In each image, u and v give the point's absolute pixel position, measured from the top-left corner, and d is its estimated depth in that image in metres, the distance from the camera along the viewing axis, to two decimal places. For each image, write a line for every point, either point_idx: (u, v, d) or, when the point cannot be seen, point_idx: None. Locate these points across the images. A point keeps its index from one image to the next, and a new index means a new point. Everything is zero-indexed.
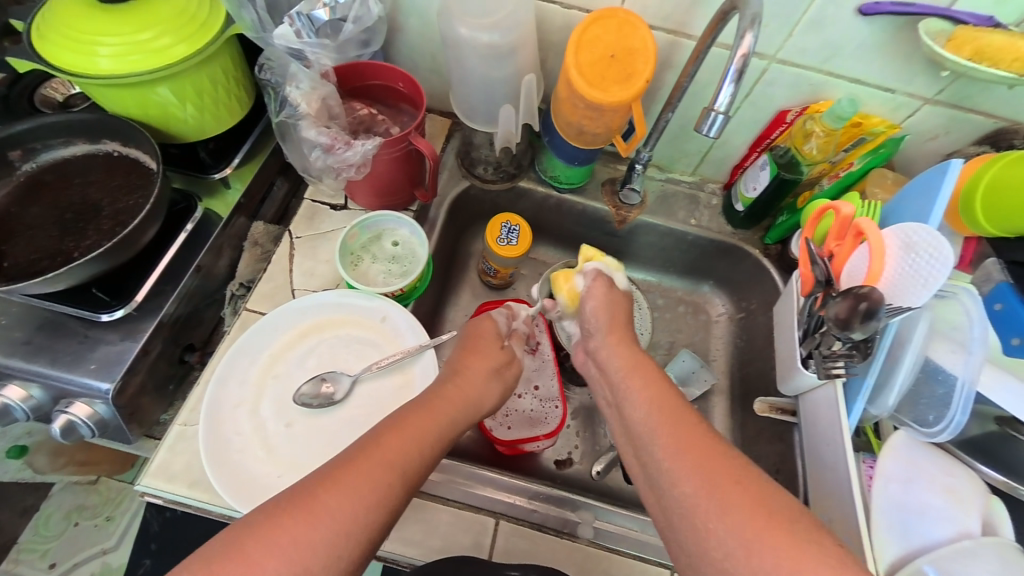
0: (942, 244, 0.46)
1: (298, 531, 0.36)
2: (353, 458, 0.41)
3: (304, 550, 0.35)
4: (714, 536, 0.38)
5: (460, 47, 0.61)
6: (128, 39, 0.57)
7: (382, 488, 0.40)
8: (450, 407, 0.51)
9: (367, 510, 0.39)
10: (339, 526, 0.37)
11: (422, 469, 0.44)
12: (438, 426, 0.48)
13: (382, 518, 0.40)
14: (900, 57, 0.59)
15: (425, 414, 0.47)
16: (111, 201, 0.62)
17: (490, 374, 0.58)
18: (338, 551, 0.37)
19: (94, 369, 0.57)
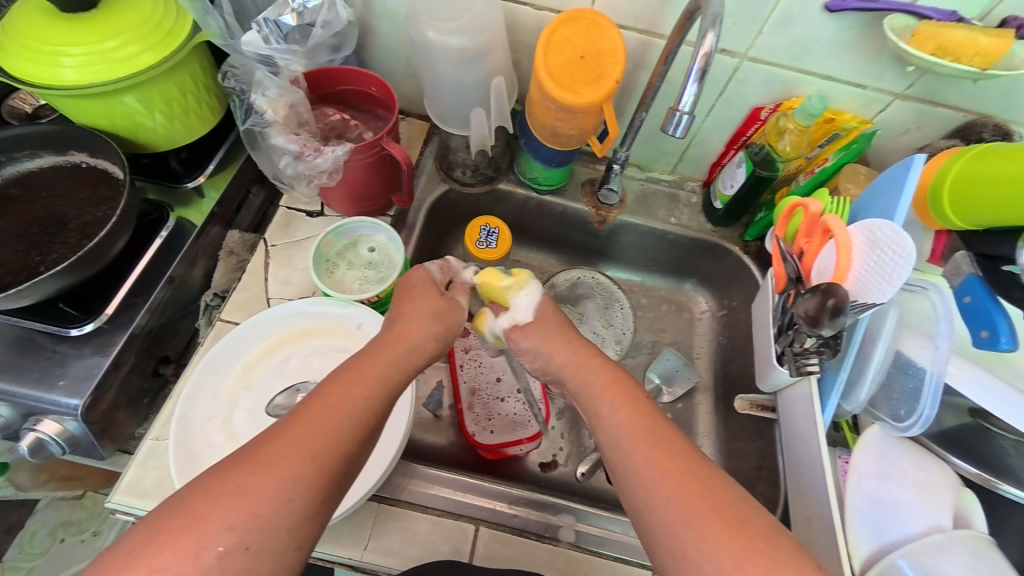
0: (905, 241, 0.46)
1: (240, 479, 0.36)
2: (298, 413, 0.41)
3: (249, 496, 0.36)
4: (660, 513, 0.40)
5: (430, 51, 0.60)
6: (92, 48, 0.56)
7: (327, 433, 0.40)
8: (393, 351, 0.48)
9: (315, 455, 0.38)
10: (286, 471, 0.37)
11: (372, 413, 0.43)
12: (386, 372, 0.46)
13: (334, 465, 0.39)
14: (868, 53, 0.60)
15: (370, 361, 0.46)
16: (79, 213, 0.61)
17: (428, 318, 0.52)
18: (289, 499, 0.37)
19: (63, 386, 0.57)
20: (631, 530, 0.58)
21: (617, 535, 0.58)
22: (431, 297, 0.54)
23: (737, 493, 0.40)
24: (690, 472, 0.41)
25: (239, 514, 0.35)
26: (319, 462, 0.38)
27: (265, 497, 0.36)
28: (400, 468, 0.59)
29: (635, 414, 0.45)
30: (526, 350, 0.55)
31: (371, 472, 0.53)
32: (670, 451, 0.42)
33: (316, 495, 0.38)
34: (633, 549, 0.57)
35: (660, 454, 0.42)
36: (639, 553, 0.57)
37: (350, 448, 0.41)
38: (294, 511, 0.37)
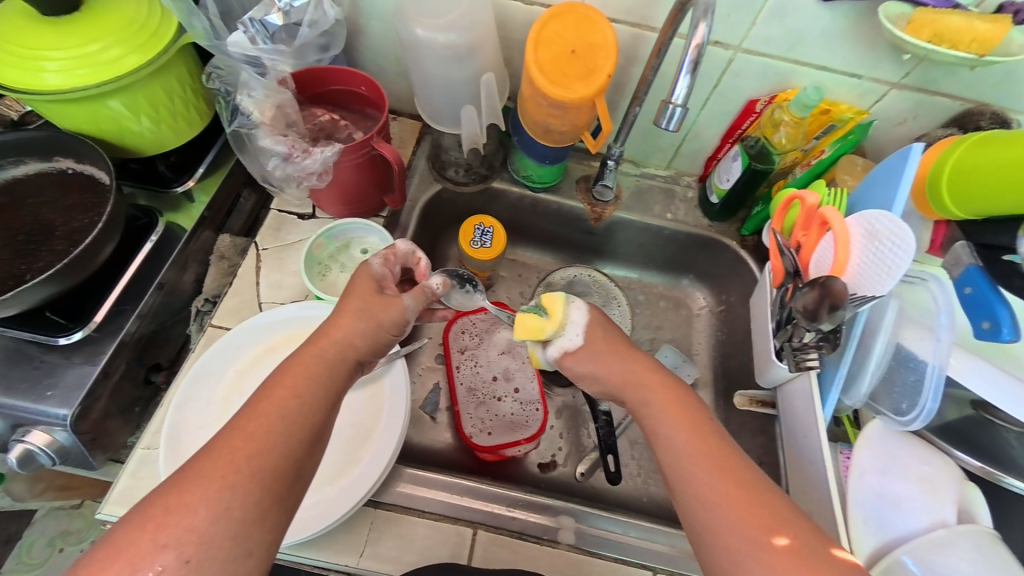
0: (903, 231, 0.45)
1: (172, 499, 0.34)
2: (234, 421, 0.39)
3: (182, 512, 0.34)
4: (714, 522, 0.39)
5: (419, 48, 0.60)
6: (75, 52, 0.55)
7: (261, 438, 0.38)
8: (329, 342, 0.45)
9: (251, 461, 0.37)
10: (218, 482, 0.35)
11: (312, 412, 0.40)
12: (324, 368, 0.43)
13: (275, 469, 0.37)
14: (864, 43, 0.59)
15: (308, 356, 0.43)
16: (66, 220, 0.60)
17: (363, 314, 0.47)
18: (231, 509, 0.35)
19: (51, 397, 0.56)
20: (632, 530, 0.57)
21: (617, 536, 0.57)
22: (369, 294, 0.48)
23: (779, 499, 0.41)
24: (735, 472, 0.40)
25: (174, 531, 0.33)
26: (258, 467, 0.37)
27: (199, 512, 0.34)
28: (396, 473, 0.58)
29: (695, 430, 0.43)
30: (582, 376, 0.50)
31: (366, 478, 0.53)
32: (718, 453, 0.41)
33: (259, 502, 0.36)
34: (633, 549, 0.56)
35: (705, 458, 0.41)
36: (640, 553, 0.56)
37: (293, 450, 0.38)
38: (237, 521, 0.35)
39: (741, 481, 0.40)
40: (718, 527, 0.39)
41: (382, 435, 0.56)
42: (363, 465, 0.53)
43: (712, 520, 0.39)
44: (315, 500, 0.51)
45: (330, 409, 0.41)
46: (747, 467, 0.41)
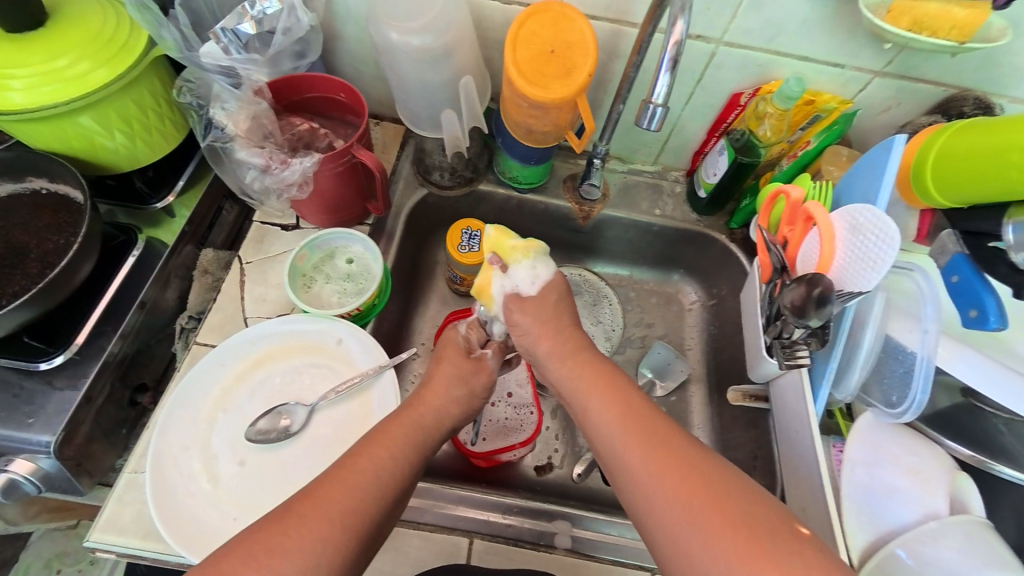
0: (886, 224, 0.45)
1: (273, 538, 0.38)
2: (327, 477, 0.43)
3: (278, 559, 0.37)
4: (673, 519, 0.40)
5: (394, 52, 0.58)
6: (41, 69, 0.53)
7: (356, 495, 0.43)
8: (426, 409, 0.53)
9: (344, 517, 0.41)
10: (313, 534, 0.39)
11: (399, 475, 0.46)
12: (411, 435, 0.50)
13: (360, 527, 0.42)
14: (844, 31, 0.58)
15: (404, 418, 0.51)
16: (39, 242, 0.58)
17: (454, 390, 0.56)
18: (319, 565, 0.38)
19: (32, 424, 0.55)
20: (628, 532, 0.57)
21: (613, 538, 0.57)
22: (455, 358, 0.59)
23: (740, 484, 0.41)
24: (683, 460, 0.42)
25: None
26: (348, 523, 0.41)
27: (292, 561, 0.38)
28: None
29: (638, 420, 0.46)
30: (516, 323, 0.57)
31: None
32: (670, 446, 0.44)
33: (342, 558, 0.40)
34: (630, 551, 0.56)
35: (649, 447, 0.44)
36: (636, 555, 0.56)
37: (380, 508, 0.43)
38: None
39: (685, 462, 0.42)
40: (664, 506, 0.41)
41: None
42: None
43: (662, 507, 0.41)
44: None
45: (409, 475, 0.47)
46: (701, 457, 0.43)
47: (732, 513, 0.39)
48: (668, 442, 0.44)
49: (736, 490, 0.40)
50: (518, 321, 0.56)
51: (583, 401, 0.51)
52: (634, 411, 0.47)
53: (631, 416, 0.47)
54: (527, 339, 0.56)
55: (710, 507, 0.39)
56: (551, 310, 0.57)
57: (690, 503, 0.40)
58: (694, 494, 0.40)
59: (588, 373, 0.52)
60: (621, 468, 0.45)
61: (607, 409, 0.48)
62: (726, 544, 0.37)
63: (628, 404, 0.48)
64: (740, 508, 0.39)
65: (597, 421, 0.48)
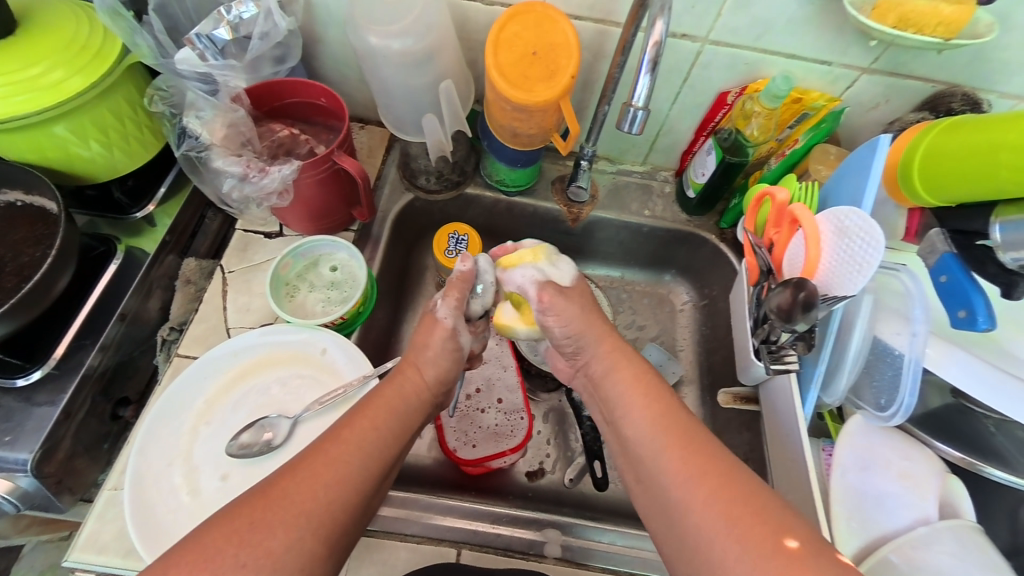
0: (873, 227, 0.44)
1: (256, 514, 0.38)
2: (310, 452, 0.43)
3: (262, 533, 0.37)
4: (695, 526, 0.40)
5: (374, 57, 0.57)
6: (12, 78, 0.52)
7: (341, 470, 0.42)
8: (407, 381, 0.52)
9: (331, 489, 0.41)
10: (298, 508, 0.39)
11: (385, 449, 0.46)
12: (394, 407, 0.49)
13: (346, 500, 0.41)
14: (831, 29, 0.58)
15: (389, 388, 0.50)
16: (14, 255, 0.57)
17: (425, 354, 0.54)
18: (305, 536, 0.38)
19: (10, 441, 0.54)
20: (619, 539, 0.57)
21: (604, 546, 0.56)
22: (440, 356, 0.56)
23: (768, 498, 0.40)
24: (722, 471, 0.42)
25: (252, 551, 0.36)
26: (335, 496, 0.41)
27: (279, 535, 0.37)
28: None
29: (666, 418, 0.47)
30: (557, 307, 0.55)
31: None
32: (711, 458, 0.43)
33: (329, 532, 0.40)
34: (621, 559, 0.56)
35: (689, 457, 0.43)
36: (627, 561, 0.56)
37: (364, 480, 0.43)
38: (306, 550, 0.38)
39: (717, 475, 0.42)
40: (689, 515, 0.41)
41: None
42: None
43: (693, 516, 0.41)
44: None
45: (393, 445, 0.47)
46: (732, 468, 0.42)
47: (771, 525, 0.38)
48: (708, 453, 0.43)
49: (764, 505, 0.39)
50: (563, 306, 0.55)
51: (619, 398, 0.50)
52: (671, 417, 0.47)
53: (672, 424, 0.46)
54: (575, 328, 0.55)
55: (751, 519, 0.39)
56: (594, 308, 0.57)
57: (715, 514, 0.40)
58: (726, 503, 0.40)
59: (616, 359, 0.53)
60: (655, 470, 0.45)
61: (645, 412, 0.48)
62: (763, 559, 0.37)
63: (670, 414, 0.47)
64: (778, 521, 0.38)
65: (633, 420, 0.48)
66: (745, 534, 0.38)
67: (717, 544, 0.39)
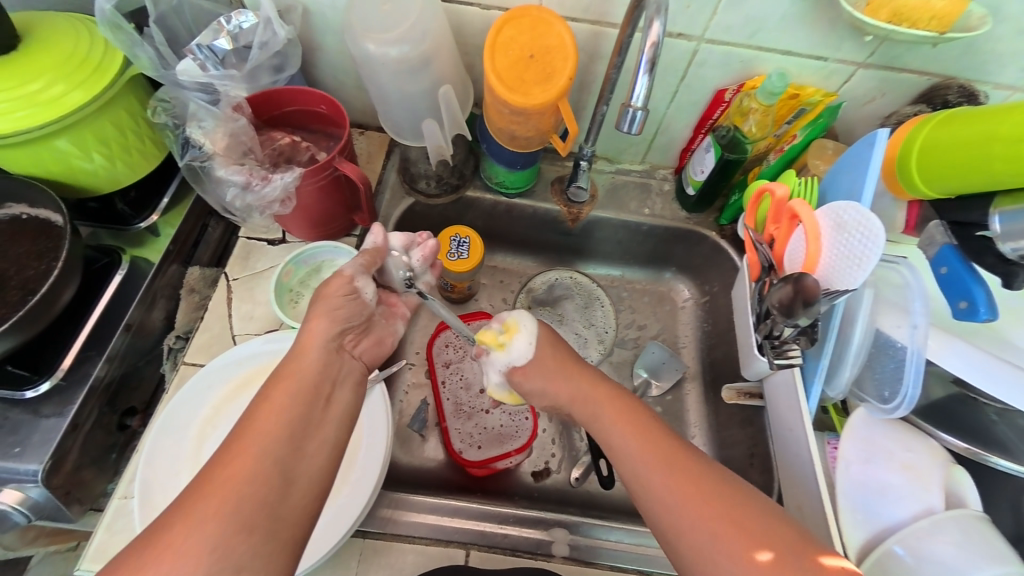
0: (871, 222, 0.45)
1: (165, 521, 0.36)
2: (207, 469, 0.39)
3: (175, 539, 0.35)
4: (686, 541, 0.42)
5: (372, 64, 0.58)
6: (12, 94, 0.53)
7: (255, 455, 0.40)
8: (308, 358, 0.48)
9: (242, 493, 0.38)
10: (212, 506, 0.36)
11: (297, 423, 0.42)
12: (299, 385, 0.45)
13: (259, 501, 0.38)
14: (824, 25, 0.58)
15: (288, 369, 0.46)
16: (18, 269, 0.57)
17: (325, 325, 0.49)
18: (225, 546, 0.35)
19: (20, 453, 0.54)
20: (627, 538, 0.57)
21: (612, 544, 0.57)
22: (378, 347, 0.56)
23: (759, 510, 0.42)
24: (720, 499, 0.42)
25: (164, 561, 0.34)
26: (245, 495, 0.38)
27: (194, 537, 0.35)
28: (384, 500, 0.57)
29: (645, 435, 0.48)
30: (528, 382, 0.56)
31: (348, 513, 0.51)
32: (719, 496, 0.42)
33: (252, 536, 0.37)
34: (628, 556, 0.56)
35: (694, 494, 0.43)
36: (635, 559, 0.56)
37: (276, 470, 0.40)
38: (234, 558, 0.35)
39: (703, 490, 0.43)
40: (678, 529, 0.42)
41: (362, 468, 0.54)
42: (356, 475, 0.53)
43: (684, 532, 0.42)
44: None
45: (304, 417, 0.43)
46: (715, 482, 0.43)
47: (771, 547, 0.40)
48: (711, 487, 0.43)
49: (756, 517, 0.41)
50: (530, 380, 0.56)
51: (604, 428, 0.50)
52: (647, 432, 0.48)
53: (653, 442, 0.47)
54: (545, 388, 0.55)
55: (736, 533, 0.41)
56: (565, 364, 0.55)
57: (705, 530, 0.41)
58: (716, 519, 0.41)
59: (611, 404, 0.51)
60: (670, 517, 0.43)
61: (624, 436, 0.48)
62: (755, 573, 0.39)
63: (679, 454, 0.45)
64: (778, 542, 0.40)
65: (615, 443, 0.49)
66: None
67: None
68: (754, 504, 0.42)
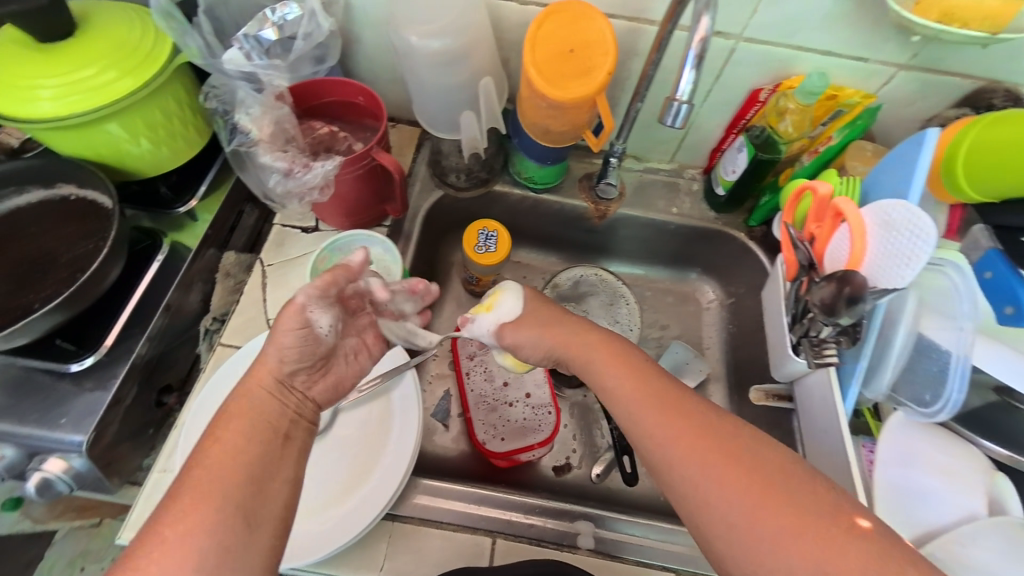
0: (921, 220, 0.44)
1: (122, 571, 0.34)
2: (159, 518, 0.37)
3: None
4: (680, 474, 0.40)
5: (413, 56, 0.59)
6: (69, 79, 0.55)
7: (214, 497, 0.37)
8: (263, 392, 0.45)
9: (201, 537, 0.36)
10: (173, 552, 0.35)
11: (257, 459, 0.40)
12: (255, 419, 0.43)
13: (220, 543, 0.36)
14: (867, 25, 0.58)
15: (242, 406, 0.43)
16: (67, 249, 0.59)
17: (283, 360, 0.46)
18: None
19: (65, 424, 0.56)
20: (651, 533, 0.57)
21: (636, 539, 0.57)
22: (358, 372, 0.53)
23: (750, 435, 0.41)
24: (709, 426, 0.41)
25: None
26: (206, 538, 0.36)
27: None
28: (411, 485, 0.57)
29: (638, 378, 0.46)
30: (521, 341, 0.55)
31: (379, 496, 0.53)
32: (708, 425, 0.41)
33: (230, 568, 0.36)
34: (654, 552, 0.56)
35: (686, 425, 0.42)
36: (660, 556, 0.56)
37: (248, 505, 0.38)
38: None
39: (694, 422, 0.42)
40: (672, 463, 0.41)
41: (393, 453, 0.55)
42: (387, 459, 0.55)
43: (678, 467, 0.41)
44: (323, 520, 0.51)
45: (264, 450, 0.41)
46: (706, 415, 0.42)
47: (762, 468, 0.39)
48: (701, 417, 0.42)
49: (744, 439, 0.40)
50: (523, 336, 0.55)
51: (595, 376, 0.49)
52: (642, 375, 0.46)
53: (646, 381, 0.46)
54: (542, 349, 0.54)
55: (727, 458, 0.39)
56: (547, 314, 0.56)
57: (697, 460, 0.40)
58: (708, 446, 0.40)
59: (592, 340, 0.51)
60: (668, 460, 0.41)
61: (618, 379, 0.47)
62: (745, 492, 0.38)
63: (674, 398, 0.44)
64: (768, 463, 0.39)
65: (608, 391, 0.48)
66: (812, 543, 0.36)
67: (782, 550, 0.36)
68: (774, 447, 0.40)
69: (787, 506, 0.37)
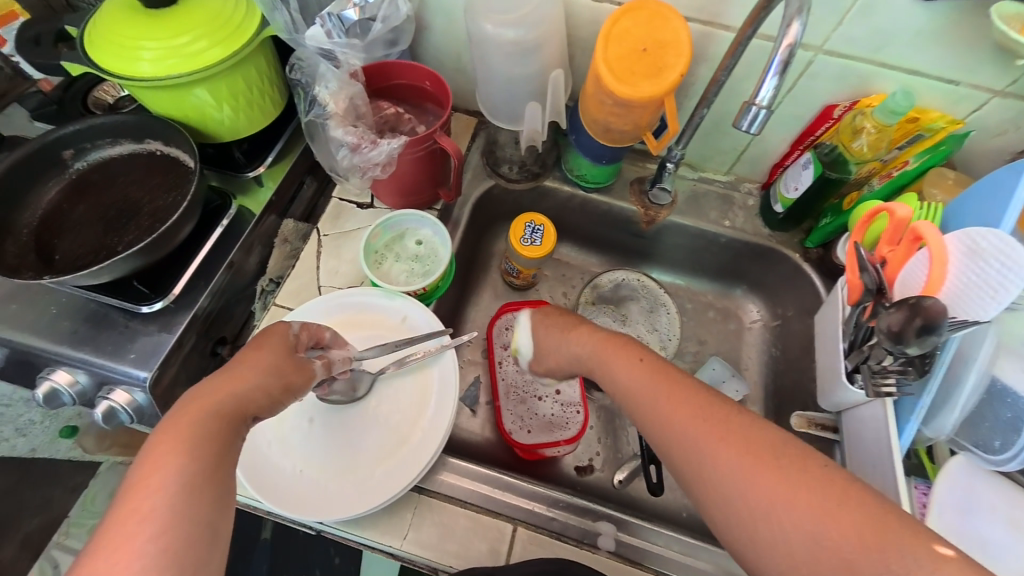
0: (1014, 250, 0.42)
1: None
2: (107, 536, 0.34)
3: None
4: (681, 449, 0.39)
5: (486, 44, 0.60)
6: (167, 43, 0.59)
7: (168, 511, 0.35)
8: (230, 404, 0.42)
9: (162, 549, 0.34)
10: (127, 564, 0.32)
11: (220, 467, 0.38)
12: (215, 427, 0.40)
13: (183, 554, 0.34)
14: (964, 45, 0.54)
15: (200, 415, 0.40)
16: (151, 199, 0.65)
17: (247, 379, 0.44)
18: None
19: (133, 359, 0.61)
20: (675, 544, 0.56)
21: (659, 548, 0.56)
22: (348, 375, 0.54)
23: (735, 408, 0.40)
24: (701, 401, 0.40)
25: None
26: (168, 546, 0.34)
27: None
28: (439, 461, 0.59)
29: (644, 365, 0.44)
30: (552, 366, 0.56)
31: (411, 467, 0.54)
32: (701, 403, 0.40)
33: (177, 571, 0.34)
34: (675, 564, 0.55)
35: (683, 405, 0.40)
36: (682, 568, 0.55)
37: (205, 512, 0.36)
38: None
39: (687, 401, 0.40)
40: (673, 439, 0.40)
41: (427, 429, 0.57)
42: (421, 434, 0.56)
43: (678, 440, 0.39)
44: (357, 482, 0.54)
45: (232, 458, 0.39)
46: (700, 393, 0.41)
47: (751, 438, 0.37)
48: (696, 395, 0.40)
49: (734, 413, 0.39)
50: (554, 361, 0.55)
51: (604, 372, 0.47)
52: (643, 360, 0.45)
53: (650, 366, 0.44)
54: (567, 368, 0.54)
55: (720, 430, 0.38)
56: (559, 322, 0.55)
57: (692, 431, 0.39)
58: (701, 420, 0.39)
59: (598, 338, 0.50)
60: (680, 448, 0.39)
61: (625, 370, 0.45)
62: (739, 464, 0.36)
63: (673, 377, 0.43)
64: (752, 433, 0.38)
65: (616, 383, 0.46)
66: (846, 523, 0.33)
67: (805, 533, 0.33)
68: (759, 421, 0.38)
69: (780, 475, 0.35)
